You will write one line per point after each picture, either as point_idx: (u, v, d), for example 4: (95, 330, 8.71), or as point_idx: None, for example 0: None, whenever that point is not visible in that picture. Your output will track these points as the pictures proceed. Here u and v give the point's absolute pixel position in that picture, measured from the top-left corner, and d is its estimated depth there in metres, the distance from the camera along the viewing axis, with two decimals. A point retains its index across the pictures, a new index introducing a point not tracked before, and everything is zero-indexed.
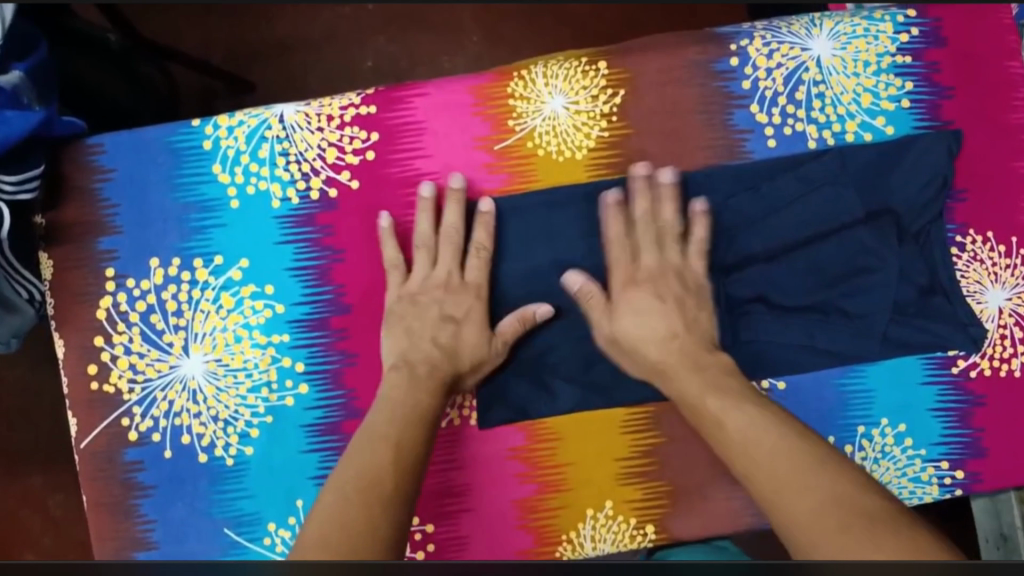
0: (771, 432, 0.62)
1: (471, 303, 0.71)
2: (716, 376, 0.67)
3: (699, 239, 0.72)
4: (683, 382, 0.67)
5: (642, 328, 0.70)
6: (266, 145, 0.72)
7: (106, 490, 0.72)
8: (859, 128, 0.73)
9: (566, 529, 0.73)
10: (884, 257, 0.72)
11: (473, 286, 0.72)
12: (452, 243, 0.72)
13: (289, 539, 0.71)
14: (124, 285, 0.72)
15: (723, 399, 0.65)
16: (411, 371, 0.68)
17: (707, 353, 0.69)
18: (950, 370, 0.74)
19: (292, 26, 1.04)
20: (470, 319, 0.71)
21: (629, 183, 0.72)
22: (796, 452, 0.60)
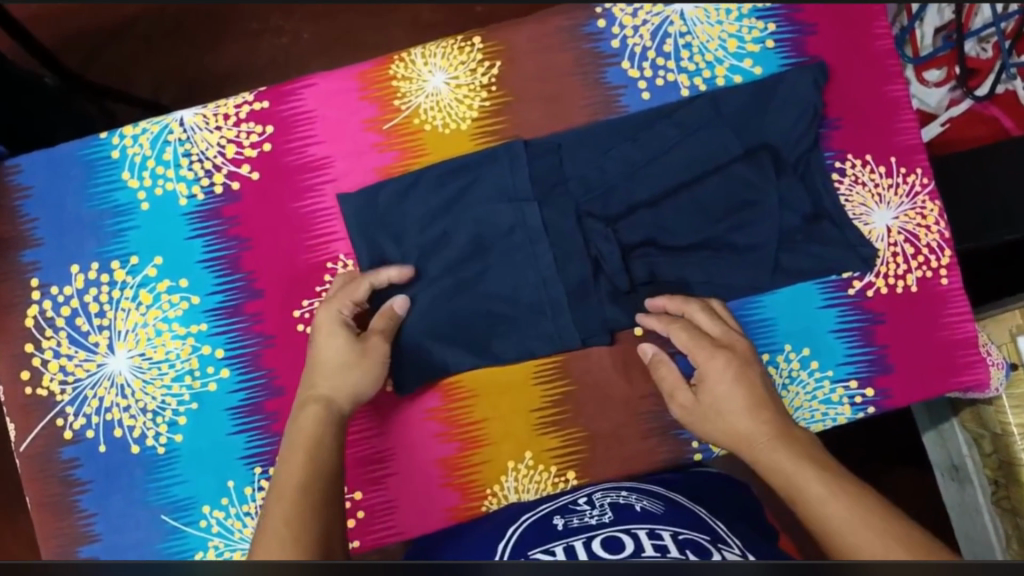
0: (843, 493, 0.58)
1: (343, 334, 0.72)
2: (805, 448, 0.65)
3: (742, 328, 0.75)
4: (778, 450, 0.65)
5: (725, 397, 0.69)
6: (169, 148, 0.77)
7: (48, 488, 0.76)
8: (728, 72, 0.77)
9: (490, 482, 0.75)
10: (762, 189, 0.74)
11: (331, 341, 0.72)
12: (335, 326, 0.72)
13: (224, 519, 0.75)
14: (48, 293, 0.77)
15: (818, 470, 0.61)
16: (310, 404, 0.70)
17: (791, 427, 0.67)
18: (847, 292, 0.76)
19: (230, 63, 1.11)
20: (330, 324, 0.72)
21: (509, 146, 0.75)
22: (863, 509, 0.55)
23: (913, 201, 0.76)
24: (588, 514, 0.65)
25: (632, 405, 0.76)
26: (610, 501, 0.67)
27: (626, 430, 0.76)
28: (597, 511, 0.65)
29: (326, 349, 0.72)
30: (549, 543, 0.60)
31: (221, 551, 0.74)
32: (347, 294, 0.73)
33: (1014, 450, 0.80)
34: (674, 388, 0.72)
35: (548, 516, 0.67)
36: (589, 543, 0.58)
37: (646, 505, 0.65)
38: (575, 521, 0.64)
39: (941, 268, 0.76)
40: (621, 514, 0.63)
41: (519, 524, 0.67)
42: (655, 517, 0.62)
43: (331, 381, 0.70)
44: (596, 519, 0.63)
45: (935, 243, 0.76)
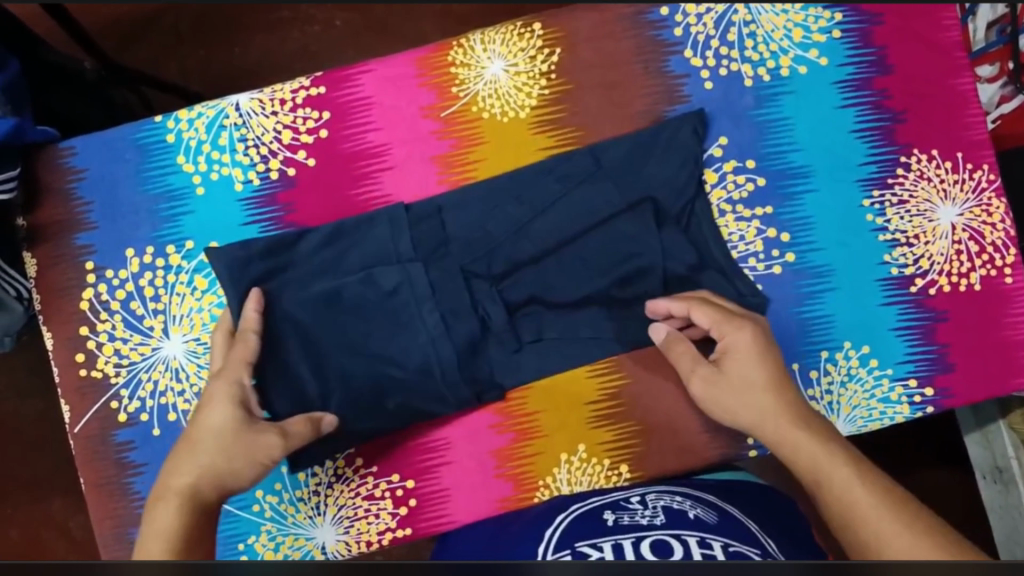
0: (869, 489, 0.58)
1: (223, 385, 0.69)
2: (825, 435, 0.64)
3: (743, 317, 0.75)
4: (801, 438, 0.64)
5: (750, 369, 0.68)
6: (225, 133, 0.76)
7: (103, 470, 0.76)
8: (792, 62, 0.76)
9: (543, 474, 0.75)
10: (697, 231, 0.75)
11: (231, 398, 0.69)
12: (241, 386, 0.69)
13: (277, 504, 0.75)
14: (104, 276, 0.77)
15: (843, 457, 0.61)
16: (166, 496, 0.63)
17: (807, 411, 0.67)
18: (909, 289, 0.75)
19: (261, 52, 1.09)
20: (221, 397, 0.68)
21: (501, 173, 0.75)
22: (895, 509, 0.55)
23: (978, 197, 0.75)
24: (640, 513, 0.64)
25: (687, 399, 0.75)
26: (663, 504, 0.66)
27: (679, 425, 0.75)
28: (650, 511, 0.64)
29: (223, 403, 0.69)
30: (598, 539, 0.59)
31: (275, 536, 0.75)
32: (241, 355, 0.70)
33: None
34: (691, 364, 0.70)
35: (598, 510, 0.67)
36: (638, 543, 0.57)
37: (701, 512, 0.63)
38: (626, 518, 0.63)
39: (1005, 266, 0.75)
40: (672, 518, 0.62)
41: (568, 515, 0.67)
42: (708, 526, 0.60)
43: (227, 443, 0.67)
44: (648, 519, 0.62)
45: (1000, 241, 0.74)
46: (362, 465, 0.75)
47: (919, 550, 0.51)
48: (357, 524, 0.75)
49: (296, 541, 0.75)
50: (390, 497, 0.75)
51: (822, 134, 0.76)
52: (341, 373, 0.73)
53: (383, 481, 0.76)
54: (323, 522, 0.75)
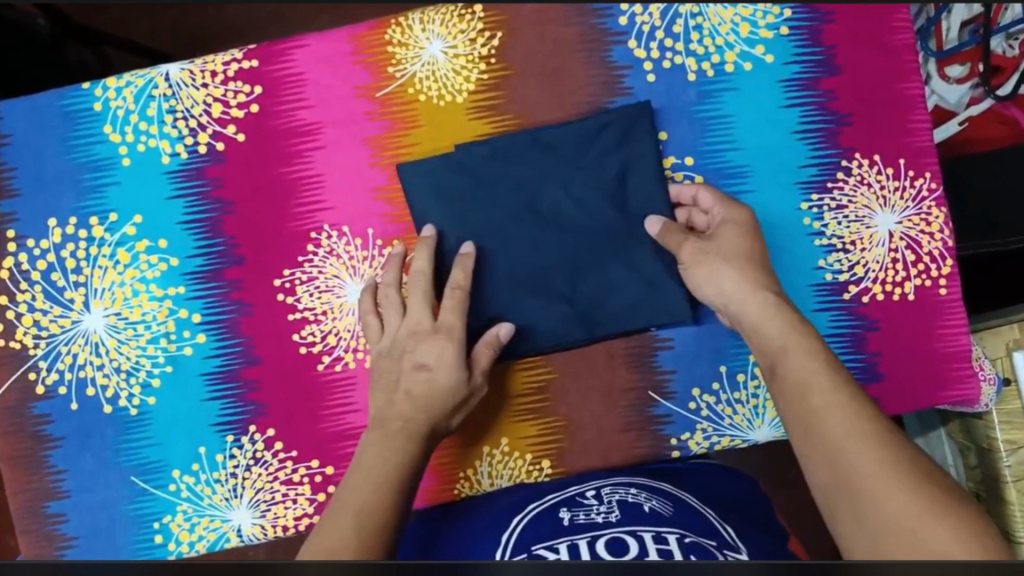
0: (827, 388, 0.58)
1: (445, 344, 0.69)
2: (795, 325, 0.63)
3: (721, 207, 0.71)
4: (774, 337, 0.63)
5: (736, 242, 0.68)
6: (153, 103, 0.74)
7: (18, 442, 0.76)
8: (737, 58, 0.74)
9: (464, 466, 0.74)
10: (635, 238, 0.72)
11: (446, 328, 0.70)
12: (422, 291, 0.70)
13: (194, 485, 0.75)
14: (24, 245, 0.75)
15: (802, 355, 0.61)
16: (385, 430, 0.67)
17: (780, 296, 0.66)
18: (842, 296, 0.74)
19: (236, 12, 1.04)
20: (443, 363, 0.68)
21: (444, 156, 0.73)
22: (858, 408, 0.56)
23: (918, 206, 0.73)
24: (595, 510, 0.62)
25: (616, 397, 0.75)
26: (619, 498, 0.64)
27: (604, 422, 0.75)
28: (604, 507, 0.63)
29: (394, 327, 0.71)
30: (553, 540, 0.58)
31: (190, 516, 0.75)
32: (419, 298, 0.70)
33: (999, 466, 0.79)
34: (682, 240, 0.69)
35: (554, 508, 0.64)
36: (593, 543, 0.56)
37: (656, 506, 0.62)
38: (582, 517, 0.61)
39: (941, 277, 0.73)
40: (627, 514, 0.60)
41: (524, 514, 0.65)
42: (662, 519, 0.59)
43: (393, 389, 0.69)
44: (603, 517, 0.60)
45: (938, 252, 0.73)
46: (282, 449, 0.75)
47: (871, 451, 0.53)
48: (274, 508, 0.74)
49: (211, 523, 0.75)
50: (308, 482, 0.74)
51: (764, 133, 0.74)
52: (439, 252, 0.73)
53: (302, 467, 0.74)
54: (239, 505, 0.74)
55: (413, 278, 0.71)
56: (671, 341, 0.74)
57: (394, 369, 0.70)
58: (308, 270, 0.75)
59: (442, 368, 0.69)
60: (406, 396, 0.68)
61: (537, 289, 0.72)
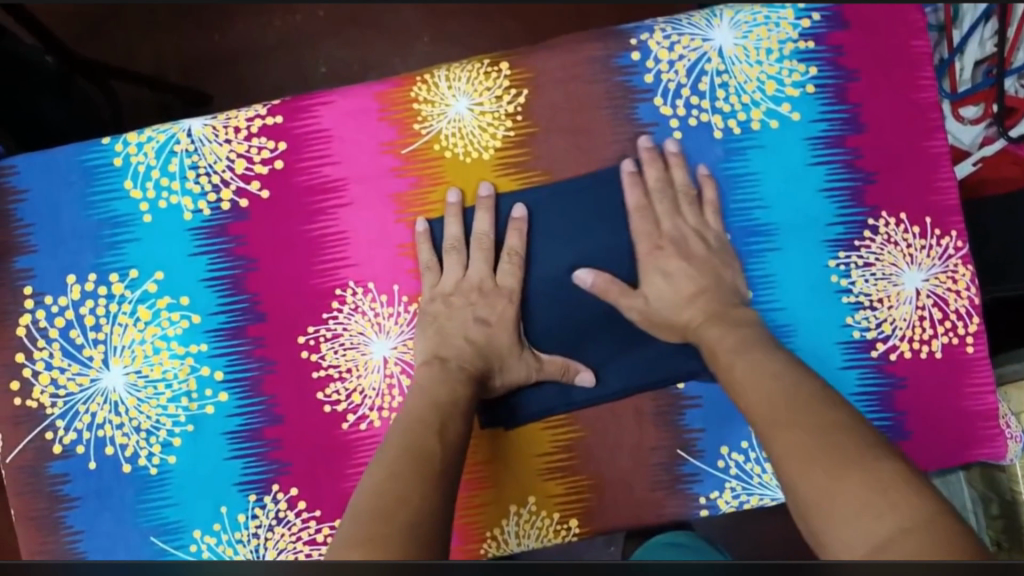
0: (786, 394, 0.63)
1: (505, 307, 0.73)
2: (738, 326, 0.70)
3: (710, 201, 0.74)
4: (713, 335, 0.70)
5: (666, 287, 0.72)
6: (175, 159, 0.73)
7: (34, 503, 0.74)
8: (764, 116, 0.74)
9: (490, 526, 0.73)
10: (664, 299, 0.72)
11: (506, 288, 0.73)
12: (486, 245, 0.73)
13: (215, 545, 0.73)
14: (42, 302, 0.74)
15: (739, 344, 0.68)
16: (444, 365, 0.71)
17: (749, 334, 0.69)
18: (870, 354, 0.74)
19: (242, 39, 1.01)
20: (504, 322, 0.73)
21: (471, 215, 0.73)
22: (830, 444, 0.57)
23: (945, 264, 0.73)
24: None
25: (642, 455, 0.74)
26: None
27: (633, 481, 0.74)
28: None
29: (454, 278, 0.73)
30: None
31: None
32: (481, 249, 0.73)
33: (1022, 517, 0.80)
34: (618, 298, 0.71)
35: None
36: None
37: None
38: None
39: (968, 335, 0.73)
40: None
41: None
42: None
43: (447, 337, 0.73)
44: None
45: (964, 309, 0.73)
46: (305, 508, 0.73)
47: (814, 478, 0.55)
48: None
49: None
50: None
51: (791, 189, 0.74)
52: None
53: (326, 527, 0.73)
54: None
55: (477, 232, 0.73)
56: (697, 398, 0.74)
57: (447, 318, 0.73)
58: (332, 326, 0.74)
59: (503, 326, 0.73)
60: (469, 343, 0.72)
61: None
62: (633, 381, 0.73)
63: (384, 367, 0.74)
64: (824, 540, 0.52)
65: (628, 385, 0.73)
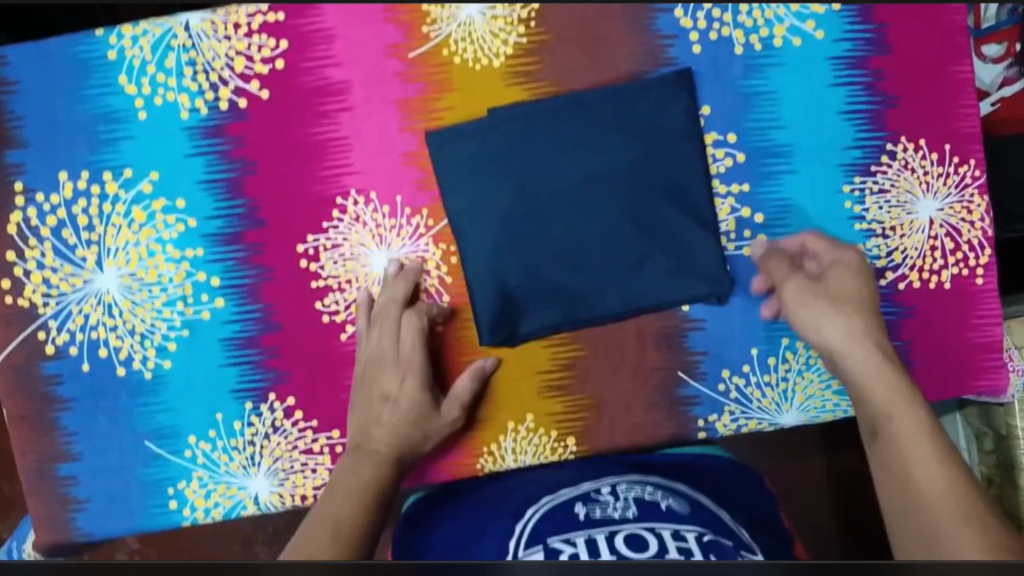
0: (887, 377, 0.69)
1: (392, 319, 0.72)
2: (853, 322, 0.71)
3: (836, 259, 0.73)
4: (831, 334, 0.71)
5: (796, 301, 0.71)
6: (172, 54, 0.70)
7: (26, 403, 0.73)
8: (786, 33, 0.71)
9: (487, 441, 0.73)
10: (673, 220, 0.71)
11: (406, 359, 0.72)
12: (391, 320, 0.72)
13: (210, 451, 0.73)
14: (33, 199, 0.71)
15: (850, 337, 0.70)
16: (396, 404, 0.72)
17: (861, 324, 0.71)
18: (878, 282, 0.73)
19: None
20: (406, 326, 0.72)
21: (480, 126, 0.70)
22: (952, 463, 0.65)
23: (961, 193, 0.72)
24: (612, 505, 0.63)
25: (642, 377, 0.74)
26: (636, 494, 0.64)
27: (633, 403, 0.74)
28: (621, 504, 0.63)
29: (382, 301, 0.72)
30: (570, 532, 0.61)
31: (206, 482, 0.74)
32: (387, 311, 0.72)
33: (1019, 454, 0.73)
34: (785, 275, 0.72)
35: (568, 502, 0.65)
36: (611, 539, 0.60)
37: (672, 503, 0.63)
38: (598, 511, 0.63)
39: (978, 266, 0.72)
40: (644, 511, 0.62)
41: (537, 508, 0.66)
42: (679, 518, 0.61)
43: (366, 384, 0.73)
44: (619, 513, 0.62)
45: (977, 241, 0.72)
46: (302, 417, 0.73)
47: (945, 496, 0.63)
48: (293, 477, 0.73)
49: (228, 489, 0.74)
50: (328, 453, 0.73)
51: (810, 110, 0.72)
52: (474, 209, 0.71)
53: (322, 437, 0.73)
54: (257, 472, 0.73)
55: (380, 309, 0.72)
56: (702, 321, 0.73)
57: (369, 393, 0.73)
58: (333, 236, 0.72)
59: (407, 337, 0.72)
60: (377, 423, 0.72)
61: (566, 265, 0.71)
62: (637, 302, 0.72)
63: (385, 280, 0.72)
64: (927, 538, 0.62)
65: (633, 306, 0.72)
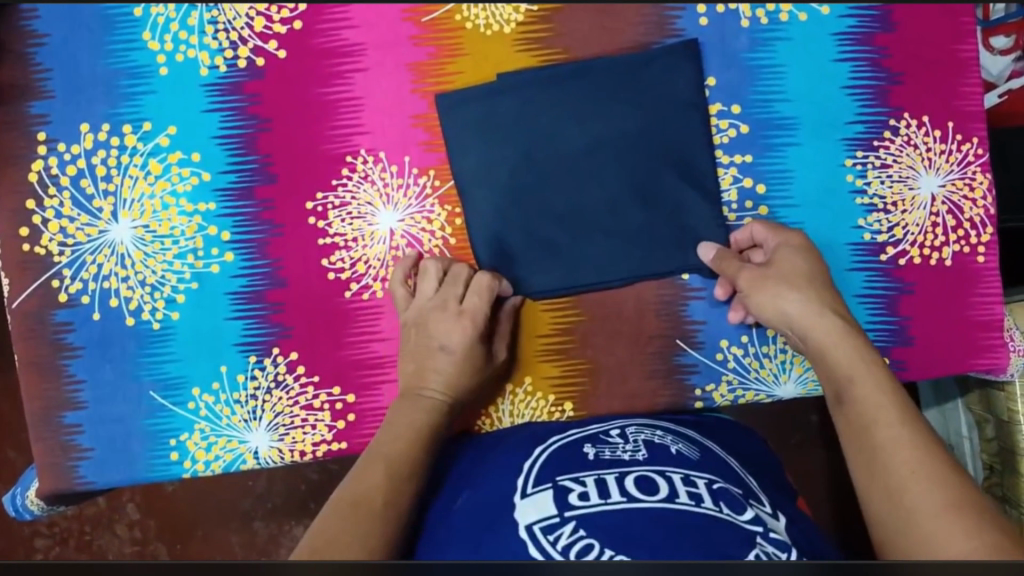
0: (852, 352, 0.63)
1: (463, 276, 0.71)
2: (814, 298, 0.66)
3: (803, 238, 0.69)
4: (794, 312, 0.66)
5: (756, 287, 0.67)
6: (194, 13, 0.73)
7: (37, 349, 0.75)
8: (793, 7, 0.72)
9: (485, 404, 0.74)
10: (677, 187, 0.72)
11: (469, 314, 0.70)
12: (462, 278, 0.71)
13: (213, 404, 0.74)
14: (55, 149, 0.74)
15: (812, 313, 0.65)
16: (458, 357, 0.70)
17: (826, 300, 0.66)
18: (879, 258, 0.73)
19: None
20: (480, 285, 0.70)
21: (490, 88, 0.72)
22: (927, 444, 0.56)
23: (963, 170, 0.72)
24: (620, 447, 0.61)
25: (642, 344, 0.74)
26: (645, 437, 0.62)
27: (630, 369, 0.74)
28: (630, 446, 0.60)
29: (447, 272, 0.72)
30: (579, 472, 0.56)
31: (207, 436, 0.74)
32: (460, 276, 0.71)
33: (1018, 439, 0.77)
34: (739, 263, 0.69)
35: (577, 442, 0.63)
36: (621, 479, 0.54)
37: (682, 448, 0.60)
38: (607, 453, 0.59)
39: (980, 244, 0.73)
40: (656, 454, 0.58)
41: (545, 447, 0.63)
42: (690, 463, 0.58)
43: (423, 345, 0.71)
44: (630, 455, 0.59)
45: (978, 219, 0.72)
46: (304, 373, 0.74)
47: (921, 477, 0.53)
48: (292, 432, 0.74)
49: (228, 443, 0.74)
50: (328, 409, 0.74)
51: (814, 85, 0.73)
52: (480, 170, 0.72)
53: (323, 393, 0.74)
54: (258, 427, 0.74)
55: (452, 271, 0.72)
56: (702, 291, 0.74)
57: (422, 348, 0.71)
58: (341, 194, 0.74)
59: (476, 292, 0.70)
60: (433, 372, 0.70)
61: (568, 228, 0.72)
62: (637, 269, 0.73)
63: (390, 239, 0.74)
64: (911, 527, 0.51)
65: (634, 272, 0.73)
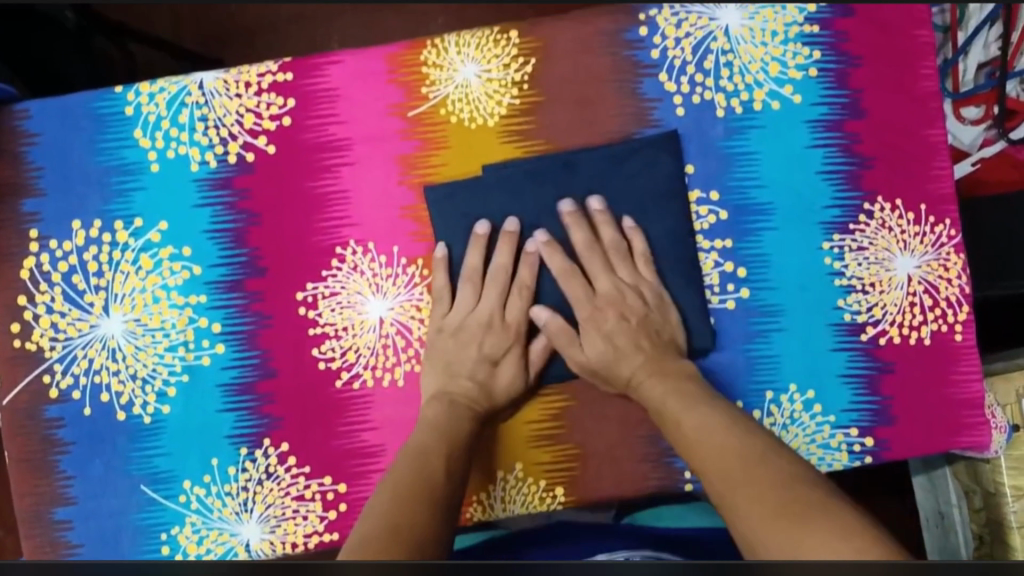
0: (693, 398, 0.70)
1: (500, 288, 0.75)
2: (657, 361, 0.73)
3: (640, 253, 0.75)
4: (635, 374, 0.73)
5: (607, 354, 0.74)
6: (185, 110, 0.75)
7: (28, 445, 0.75)
8: (766, 97, 0.75)
9: (476, 490, 0.74)
10: None
11: (514, 326, 0.75)
12: (500, 286, 0.75)
13: (204, 496, 0.74)
14: (47, 246, 0.75)
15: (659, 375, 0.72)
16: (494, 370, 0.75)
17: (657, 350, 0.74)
18: (860, 337, 0.75)
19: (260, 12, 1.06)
20: (523, 294, 0.75)
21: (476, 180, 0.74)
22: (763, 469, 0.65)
23: (938, 252, 0.74)
24: None
25: (630, 428, 0.75)
26: None
27: (620, 452, 0.75)
28: None
29: (464, 308, 0.75)
30: None
31: (198, 529, 0.74)
32: (498, 285, 0.75)
33: (1006, 512, 0.79)
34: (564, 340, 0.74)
35: None
36: None
37: None
38: None
39: (957, 323, 0.74)
40: None
41: None
42: None
43: (454, 364, 0.75)
44: None
45: (955, 298, 0.74)
46: (295, 464, 0.74)
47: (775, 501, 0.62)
48: (283, 524, 0.74)
49: (220, 537, 0.74)
50: (319, 500, 0.74)
51: (789, 171, 0.75)
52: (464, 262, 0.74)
53: (314, 483, 0.74)
54: (250, 519, 0.74)
55: (488, 273, 0.74)
56: None
57: (455, 356, 0.75)
58: (331, 284, 0.75)
59: (515, 304, 0.75)
60: (476, 386, 0.74)
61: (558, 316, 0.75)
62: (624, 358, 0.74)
63: (379, 328, 0.75)
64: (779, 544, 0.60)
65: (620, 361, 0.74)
